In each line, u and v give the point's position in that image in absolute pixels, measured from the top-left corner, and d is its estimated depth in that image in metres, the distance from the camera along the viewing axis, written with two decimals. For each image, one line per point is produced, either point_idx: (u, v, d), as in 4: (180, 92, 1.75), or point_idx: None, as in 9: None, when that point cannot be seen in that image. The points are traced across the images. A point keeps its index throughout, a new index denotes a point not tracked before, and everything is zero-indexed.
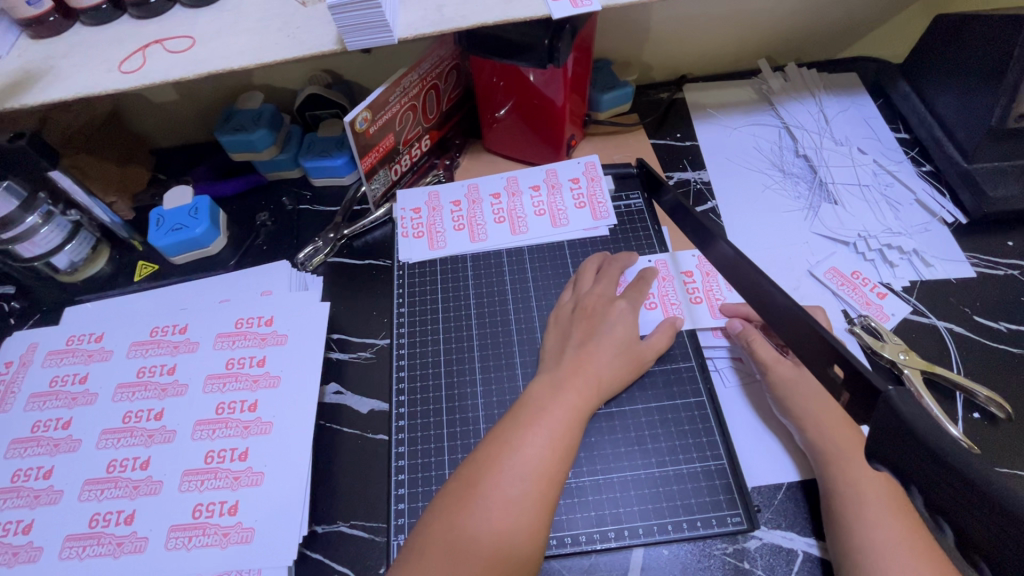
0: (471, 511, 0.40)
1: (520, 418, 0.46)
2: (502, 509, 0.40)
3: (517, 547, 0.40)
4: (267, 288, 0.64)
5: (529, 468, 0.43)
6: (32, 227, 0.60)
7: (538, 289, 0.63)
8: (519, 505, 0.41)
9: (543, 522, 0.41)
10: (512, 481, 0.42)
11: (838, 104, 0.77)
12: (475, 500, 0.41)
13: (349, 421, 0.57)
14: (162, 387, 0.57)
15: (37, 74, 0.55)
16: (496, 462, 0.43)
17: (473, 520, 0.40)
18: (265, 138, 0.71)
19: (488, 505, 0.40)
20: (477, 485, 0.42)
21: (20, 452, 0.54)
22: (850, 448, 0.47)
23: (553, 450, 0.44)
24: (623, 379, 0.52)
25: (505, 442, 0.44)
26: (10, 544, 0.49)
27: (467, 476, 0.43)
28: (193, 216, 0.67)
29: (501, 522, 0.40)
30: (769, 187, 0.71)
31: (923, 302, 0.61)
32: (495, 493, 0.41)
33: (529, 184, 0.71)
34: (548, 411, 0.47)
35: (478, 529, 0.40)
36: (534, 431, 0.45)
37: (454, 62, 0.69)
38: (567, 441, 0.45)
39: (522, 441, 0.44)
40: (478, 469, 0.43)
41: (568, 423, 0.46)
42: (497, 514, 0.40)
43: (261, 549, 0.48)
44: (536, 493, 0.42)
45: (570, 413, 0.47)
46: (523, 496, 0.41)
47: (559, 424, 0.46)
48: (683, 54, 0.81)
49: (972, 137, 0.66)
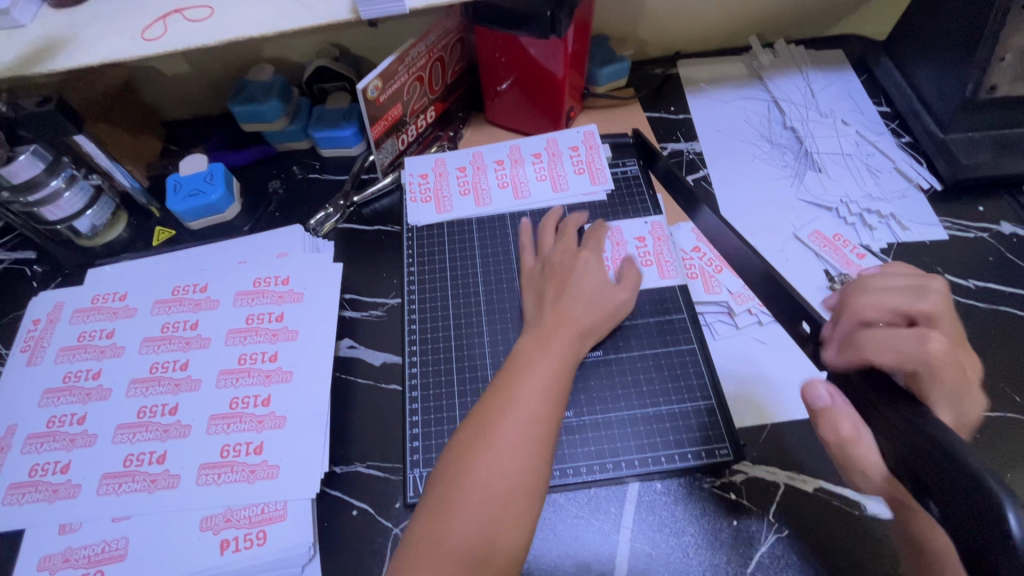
0: (478, 459, 0.44)
1: (512, 370, 0.50)
2: (486, 509, 0.42)
3: (503, 545, 0.42)
4: (282, 250, 0.67)
5: (528, 414, 0.46)
6: (56, 190, 0.63)
7: (540, 250, 0.67)
8: (522, 448, 0.45)
9: (525, 513, 0.43)
10: (513, 427, 0.45)
11: (824, 79, 0.81)
12: (457, 503, 0.42)
13: (364, 372, 0.61)
14: (187, 340, 0.60)
15: (61, 42, 0.58)
16: (497, 413, 0.46)
17: (457, 525, 0.42)
18: (276, 108, 0.74)
19: (469, 509, 0.42)
20: (480, 434, 0.45)
21: (53, 400, 0.57)
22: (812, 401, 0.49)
23: (531, 427, 0.46)
24: (597, 330, 0.56)
25: (478, 439, 0.45)
26: (49, 482, 0.53)
27: (447, 480, 0.44)
28: (209, 181, 0.70)
29: (484, 524, 0.42)
30: (758, 156, 0.75)
31: (899, 262, 0.65)
32: (477, 494, 0.43)
33: (531, 151, 0.74)
34: (535, 359, 0.51)
35: (463, 534, 0.41)
36: (527, 379, 0.49)
37: (459, 35, 0.72)
38: (545, 413, 0.47)
39: (496, 437, 0.45)
40: (481, 420, 0.46)
41: (556, 368, 0.50)
42: (502, 458, 0.44)
43: (285, 484, 0.52)
44: (516, 490, 0.43)
45: (544, 391, 0.48)
46: (512, 466, 0.44)
47: (546, 369, 0.50)
48: (677, 31, 0.84)
49: (948, 108, 0.70)
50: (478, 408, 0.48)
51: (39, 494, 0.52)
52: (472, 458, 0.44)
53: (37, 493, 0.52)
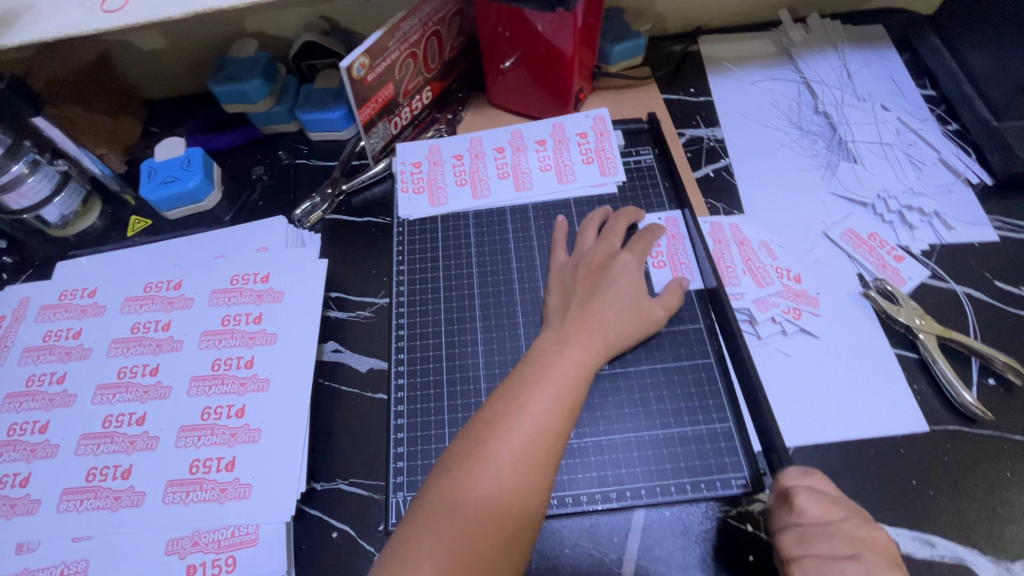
0: (481, 470, 0.39)
1: (526, 373, 0.44)
2: (514, 466, 0.39)
3: (524, 508, 0.39)
4: (264, 244, 0.62)
5: (539, 425, 0.41)
6: (18, 176, 0.58)
7: (543, 248, 0.61)
8: (530, 462, 0.40)
9: (549, 479, 0.40)
10: (522, 439, 0.40)
11: (862, 58, 0.73)
12: (484, 455, 0.39)
13: (347, 380, 0.56)
14: (157, 342, 0.56)
15: (15, 13, 0.52)
16: (505, 419, 0.41)
17: (480, 479, 0.39)
18: (259, 88, 0.68)
19: (497, 463, 0.39)
20: (486, 442, 0.40)
21: (15, 406, 0.53)
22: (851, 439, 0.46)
23: (543, 438, 0.41)
24: (629, 337, 0.51)
25: (493, 426, 0.41)
26: (7, 496, 0.49)
27: (474, 434, 0.41)
28: (186, 168, 0.65)
29: (509, 483, 0.39)
30: (786, 145, 0.68)
31: (942, 266, 0.58)
32: (503, 449, 0.40)
33: (535, 138, 0.68)
34: (554, 365, 0.45)
35: (485, 491, 0.38)
36: (542, 387, 0.43)
37: (457, 7, 0.65)
38: (561, 426, 0.42)
39: (529, 399, 0.42)
40: (488, 426, 0.41)
41: (574, 379, 0.44)
42: (507, 473, 0.39)
43: (259, 505, 0.48)
44: (544, 450, 0.40)
45: (562, 393, 0.43)
46: (517, 482, 0.39)
47: (564, 379, 0.44)
48: (700, 3, 0.76)
49: (1003, 93, 0.62)
50: (482, 411, 0.43)
51: None
52: (474, 467, 0.39)
53: None
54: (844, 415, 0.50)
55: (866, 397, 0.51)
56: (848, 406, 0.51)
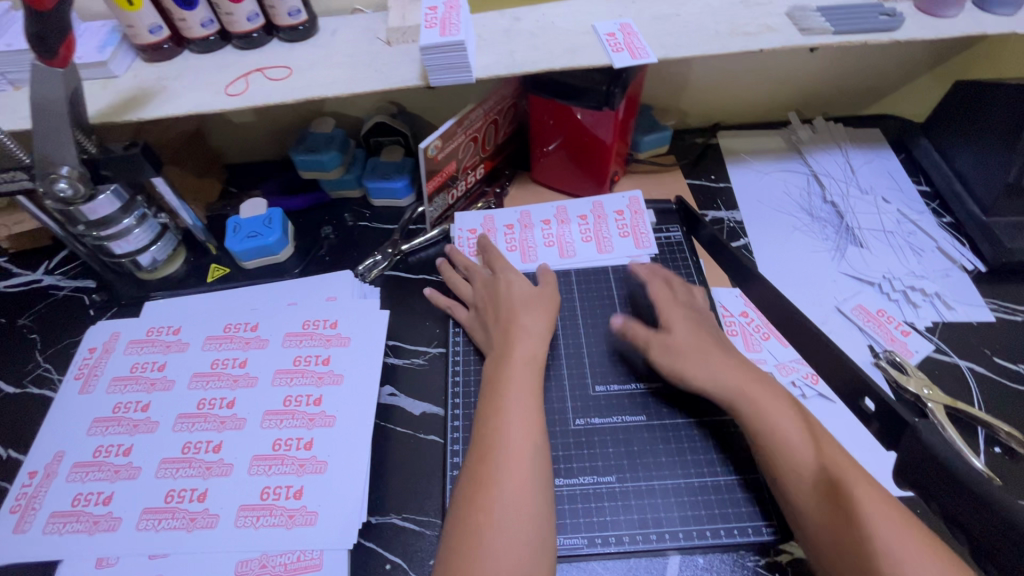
0: (488, 511, 0.45)
1: (495, 405, 0.52)
2: (516, 499, 0.46)
3: (539, 531, 0.45)
4: (332, 294, 0.70)
5: (519, 452, 0.49)
6: (128, 227, 0.66)
7: (585, 308, 0.67)
8: (526, 488, 0.47)
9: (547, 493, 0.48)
10: (511, 473, 0.47)
11: (863, 156, 0.83)
12: (484, 510, 0.45)
13: (402, 421, 0.61)
14: (234, 378, 0.62)
15: (151, 93, 0.63)
16: (490, 459, 0.48)
17: (493, 521, 0.45)
18: (335, 159, 0.78)
19: (501, 496, 0.46)
20: (483, 485, 0.46)
21: (102, 430, 0.59)
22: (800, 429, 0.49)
23: (528, 463, 0.48)
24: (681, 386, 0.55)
25: (486, 468, 0.47)
26: (91, 513, 0.54)
27: (473, 479, 0.47)
28: (267, 225, 0.73)
29: (518, 510, 0.45)
30: (798, 229, 0.76)
31: (945, 341, 0.64)
32: (501, 498, 0.46)
33: (577, 213, 0.77)
34: (510, 395, 0.53)
35: (502, 524, 0.44)
36: (507, 415, 0.51)
37: (513, 100, 0.76)
38: (534, 447, 0.50)
39: (502, 430, 0.50)
40: (480, 471, 0.47)
41: (530, 405, 0.52)
42: (510, 504, 0.45)
43: (323, 531, 0.52)
44: (532, 476, 0.48)
45: (527, 420, 0.51)
46: (525, 510, 0.45)
47: (522, 409, 0.52)
48: (718, 104, 0.88)
49: (990, 192, 0.71)
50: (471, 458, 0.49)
51: (81, 525, 0.53)
52: (484, 506, 0.45)
53: (79, 523, 0.53)
54: None
55: (883, 459, 0.56)
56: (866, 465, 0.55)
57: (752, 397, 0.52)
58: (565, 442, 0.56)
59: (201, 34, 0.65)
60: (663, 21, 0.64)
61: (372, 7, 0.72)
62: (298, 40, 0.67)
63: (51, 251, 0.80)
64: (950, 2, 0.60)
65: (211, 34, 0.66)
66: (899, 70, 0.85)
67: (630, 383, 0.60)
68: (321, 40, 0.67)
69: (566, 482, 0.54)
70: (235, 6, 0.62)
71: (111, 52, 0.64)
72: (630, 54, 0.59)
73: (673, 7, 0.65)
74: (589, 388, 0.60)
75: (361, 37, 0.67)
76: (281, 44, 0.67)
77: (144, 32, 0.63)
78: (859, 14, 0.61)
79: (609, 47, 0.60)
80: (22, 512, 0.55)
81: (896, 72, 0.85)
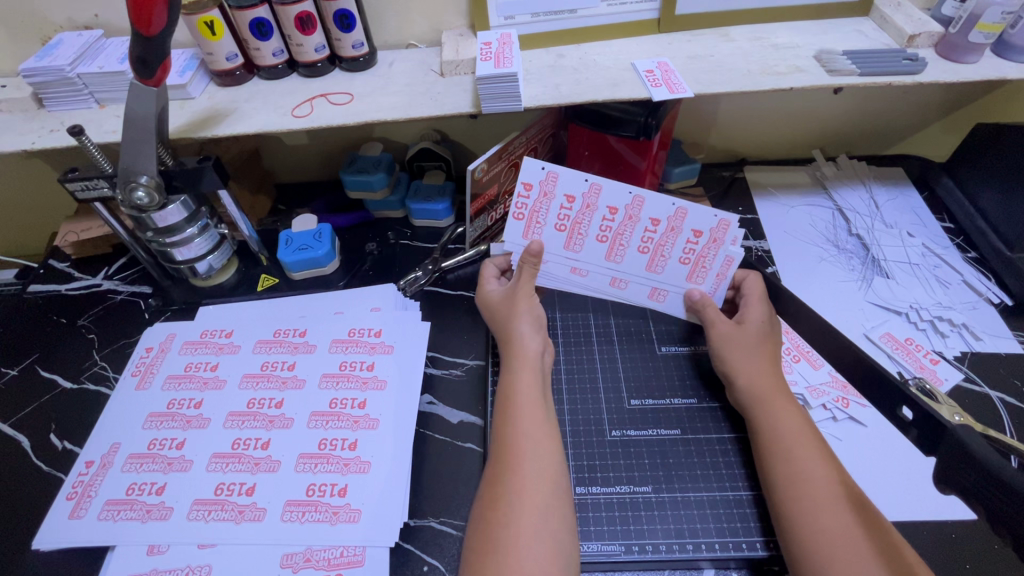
0: (503, 502, 0.47)
1: (504, 404, 0.55)
2: (532, 489, 0.48)
3: (557, 522, 0.47)
4: (376, 305, 0.73)
5: (533, 446, 0.51)
6: (190, 236, 0.71)
7: (619, 326, 0.70)
8: (541, 479, 0.49)
9: (562, 486, 0.50)
10: (529, 464, 0.50)
11: (887, 193, 0.86)
12: (502, 502, 0.47)
13: (440, 428, 0.63)
14: (283, 380, 0.65)
15: (223, 114, 0.68)
16: (507, 454, 0.50)
17: (513, 510, 0.46)
18: (382, 180, 0.83)
19: (517, 487, 0.48)
20: (500, 479, 0.49)
21: (157, 424, 0.62)
22: (794, 443, 0.50)
23: (545, 459, 0.51)
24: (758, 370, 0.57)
25: (503, 462, 0.50)
26: (144, 501, 0.56)
27: (492, 473, 0.50)
28: (317, 239, 0.78)
29: (533, 499, 0.47)
30: (825, 259, 0.79)
31: (974, 371, 0.65)
32: (516, 487, 0.48)
33: (651, 212, 0.63)
34: (521, 394, 0.56)
35: (519, 512, 0.46)
36: (519, 412, 0.54)
37: (552, 130, 0.81)
38: (547, 444, 0.52)
39: (517, 428, 0.52)
40: (498, 465, 0.50)
41: (538, 403, 0.55)
42: (526, 494, 0.47)
43: (367, 529, 0.53)
44: (548, 468, 0.50)
45: (539, 418, 0.54)
46: (538, 499, 0.47)
47: (531, 406, 0.55)
48: (745, 141, 0.92)
49: (1014, 229, 0.73)
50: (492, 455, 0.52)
51: (134, 512, 0.55)
52: (499, 499, 0.47)
53: (133, 511, 0.55)
54: (898, 498, 0.55)
55: (918, 483, 0.56)
56: (901, 488, 0.56)
57: (758, 400, 0.55)
58: (602, 452, 0.58)
59: (272, 62, 0.71)
60: (699, 60, 0.68)
61: (425, 42, 0.78)
62: (358, 70, 0.73)
63: (110, 258, 0.85)
64: (970, 49, 0.65)
65: (280, 63, 0.71)
66: (920, 113, 0.89)
67: (667, 398, 0.62)
68: (379, 71, 0.73)
69: (603, 490, 0.55)
70: (306, 38, 0.68)
71: (190, 75, 0.70)
72: (668, 88, 0.63)
73: (707, 48, 0.70)
74: (624, 401, 0.62)
75: (416, 70, 0.73)
76: (343, 73, 0.73)
77: (222, 59, 0.69)
78: (884, 58, 0.66)
79: (648, 82, 0.64)
80: (78, 498, 0.57)
81: (917, 115, 0.89)
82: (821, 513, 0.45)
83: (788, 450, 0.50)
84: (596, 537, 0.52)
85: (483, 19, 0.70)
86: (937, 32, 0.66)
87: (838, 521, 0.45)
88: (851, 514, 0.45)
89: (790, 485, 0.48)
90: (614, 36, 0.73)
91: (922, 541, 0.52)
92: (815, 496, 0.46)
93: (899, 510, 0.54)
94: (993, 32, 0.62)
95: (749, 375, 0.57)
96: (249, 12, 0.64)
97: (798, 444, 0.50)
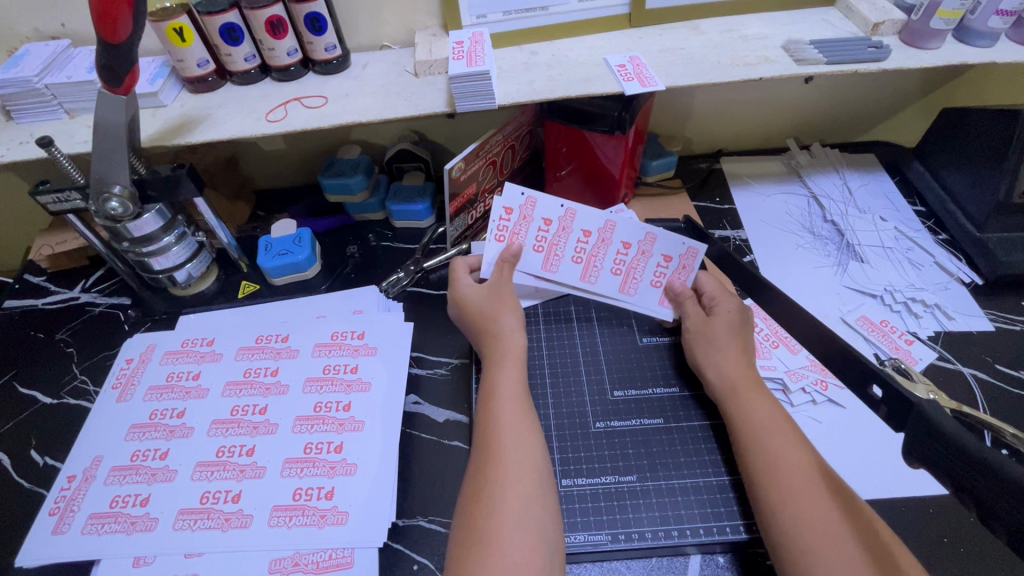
0: (484, 499, 0.47)
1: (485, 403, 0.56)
2: (515, 482, 0.48)
3: (539, 516, 0.47)
4: (358, 308, 0.73)
5: (515, 440, 0.51)
6: (168, 245, 0.70)
7: (601, 319, 0.71)
8: (520, 474, 0.49)
9: (543, 477, 0.50)
10: (510, 459, 0.50)
11: (860, 179, 0.88)
12: (487, 496, 0.47)
13: (425, 428, 0.63)
14: (266, 386, 0.64)
15: (196, 120, 0.67)
16: (492, 449, 0.51)
17: (495, 505, 0.47)
18: (361, 183, 0.83)
19: (499, 482, 0.48)
20: (483, 475, 0.49)
21: (139, 435, 0.61)
22: (768, 433, 0.51)
23: (526, 451, 0.51)
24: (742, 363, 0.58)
25: (485, 459, 0.50)
26: (129, 513, 0.55)
27: (476, 469, 0.50)
28: (296, 244, 0.77)
29: (516, 493, 0.47)
30: (802, 246, 0.80)
31: (948, 350, 0.67)
32: (496, 483, 0.48)
33: (624, 236, 0.68)
34: (501, 391, 0.56)
35: (501, 507, 0.46)
36: (496, 410, 0.54)
37: (529, 127, 0.81)
38: (529, 438, 0.52)
39: (501, 425, 0.53)
40: (481, 461, 0.50)
41: (519, 398, 0.56)
42: (507, 487, 0.48)
43: (352, 530, 0.54)
44: (530, 460, 0.50)
45: (519, 414, 0.54)
46: (518, 492, 0.47)
47: (512, 400, 0.55)
48: (720, 131, 0.93)
49: (981, 210, 0.74)
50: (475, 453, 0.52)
51: (119, 525, 0.55)
52: (479, 495, 0.47)
53: (118, 523, 0.55)
54: (875, 475, 0.56)
55: (896, 461, 0.57)
56: (879, 467, 0.57)
57: (751, 385, 0.56)
58: (586, 444, 0.58)
59: (244, 67, 0.70)
60: (670, 53, 0.69)
61: (399, 43, 0.78)
62: (332, 73, 0.73)
63: (88, 271, 0.83)
64: (932, 35, 0.66)
65: (253, 68, 0.71)
66: (889, 100, 0.91)
67: (648, 388, 0.63)
68: (354, 74, 0.73)
69: (589, 481, 0.56)
70: (277, 42, 0.68)
71: (161, 83, 0.69)
72: (640, 82, 0.64)
73: (678, 42, 0.71)
74: (607, 392, 0.63)
75: (390, 71, 0.73)
76: (317, 76, 0.73)
77: (193, 65, 0.68)
78: (849, 46, 0.67)
79: (620, 76, 0.65)
80: (61, 513, 0.56)
81: (886, 101, 0.91)
82: (800, 503, 0.46)
83: (755, 447, 0.51)
84: (584, 528, 0.53)
85: (455, 18, 0.70)
86: (900, 19, 0.68)
87: (818, 509, 0.45)
88: (825, 501, 0.46)
89: (763, 477, 0.48)
90: (586, 33, 0.73)
91: (900, 518, 0.53)
92: (794, 486, 0.47)
93: (878, 488, 0.55)
94: (953, 18, 0.63)
95: (725, 371, 0.58)
96: (218, 17, 0.64)
97: (767, 441, 0.50)
